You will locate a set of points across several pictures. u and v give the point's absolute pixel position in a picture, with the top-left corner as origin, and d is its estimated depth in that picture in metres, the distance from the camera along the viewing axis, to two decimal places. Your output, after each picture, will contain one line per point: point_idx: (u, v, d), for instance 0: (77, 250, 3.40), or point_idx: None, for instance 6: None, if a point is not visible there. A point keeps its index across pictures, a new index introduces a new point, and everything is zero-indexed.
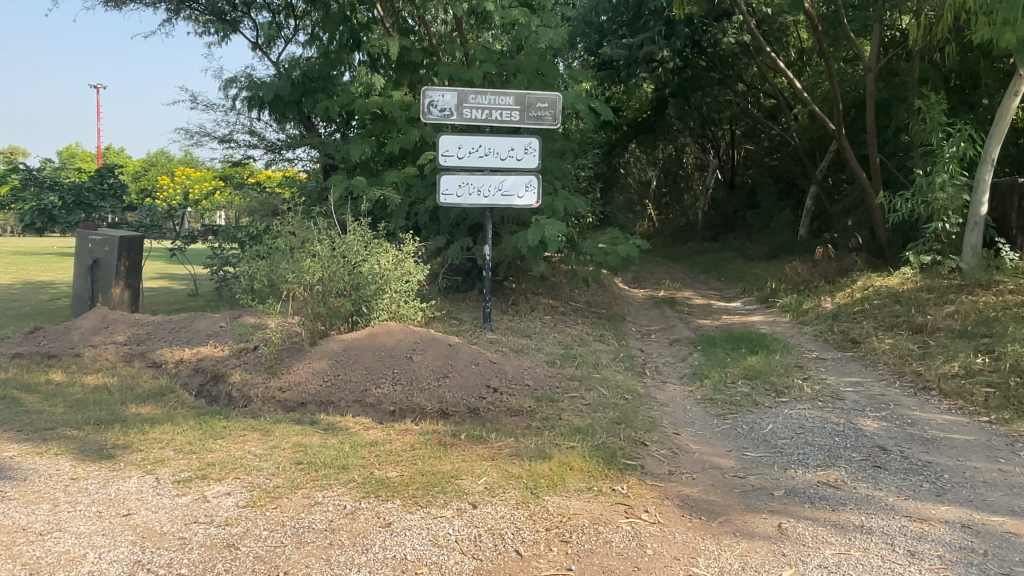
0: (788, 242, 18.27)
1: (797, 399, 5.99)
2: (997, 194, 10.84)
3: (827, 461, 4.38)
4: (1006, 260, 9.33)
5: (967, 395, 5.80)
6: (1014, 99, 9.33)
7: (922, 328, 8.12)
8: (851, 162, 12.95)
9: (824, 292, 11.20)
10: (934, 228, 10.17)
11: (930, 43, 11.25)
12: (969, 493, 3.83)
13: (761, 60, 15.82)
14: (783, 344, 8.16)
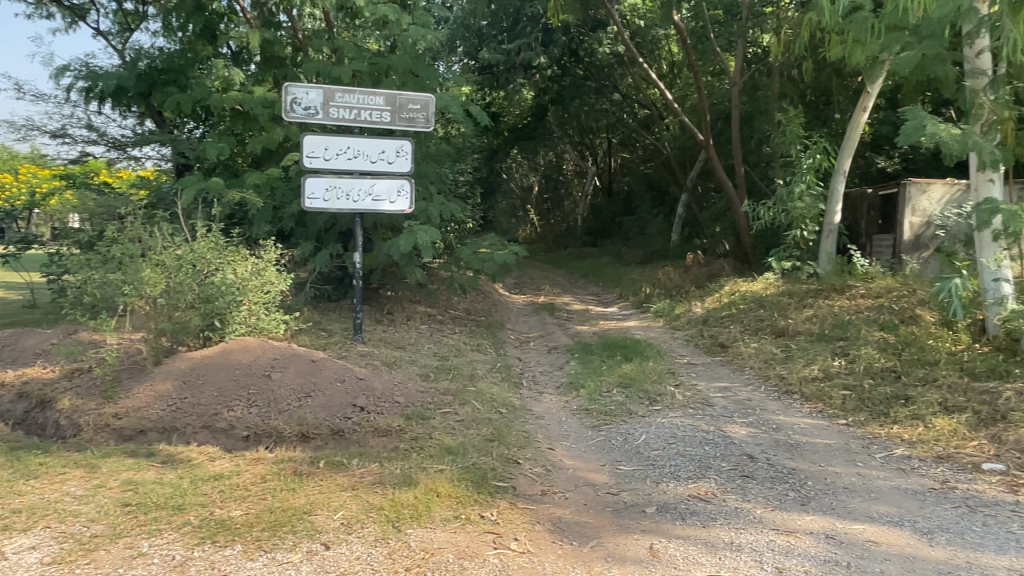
0: (662, 248, 18.90)
1: (670, 407, 6.03)
2: (848, 204, 11.62)
3: (697, 473, 4.40)
4: (856, 266, 9.96)
5: (826, 397, 6.05)
6: (863, 115, 9.99)
7: (784, 332, 8.48)
8: (718, 172, 13.50)
9: (695, 297, 11.56)
10: (794, 235, 10.76)
11: (787, 59, 11.92)
12: (831, 501, 3.91)
13: (635, 71, 16.23)
14: (657, 350, 8.27)
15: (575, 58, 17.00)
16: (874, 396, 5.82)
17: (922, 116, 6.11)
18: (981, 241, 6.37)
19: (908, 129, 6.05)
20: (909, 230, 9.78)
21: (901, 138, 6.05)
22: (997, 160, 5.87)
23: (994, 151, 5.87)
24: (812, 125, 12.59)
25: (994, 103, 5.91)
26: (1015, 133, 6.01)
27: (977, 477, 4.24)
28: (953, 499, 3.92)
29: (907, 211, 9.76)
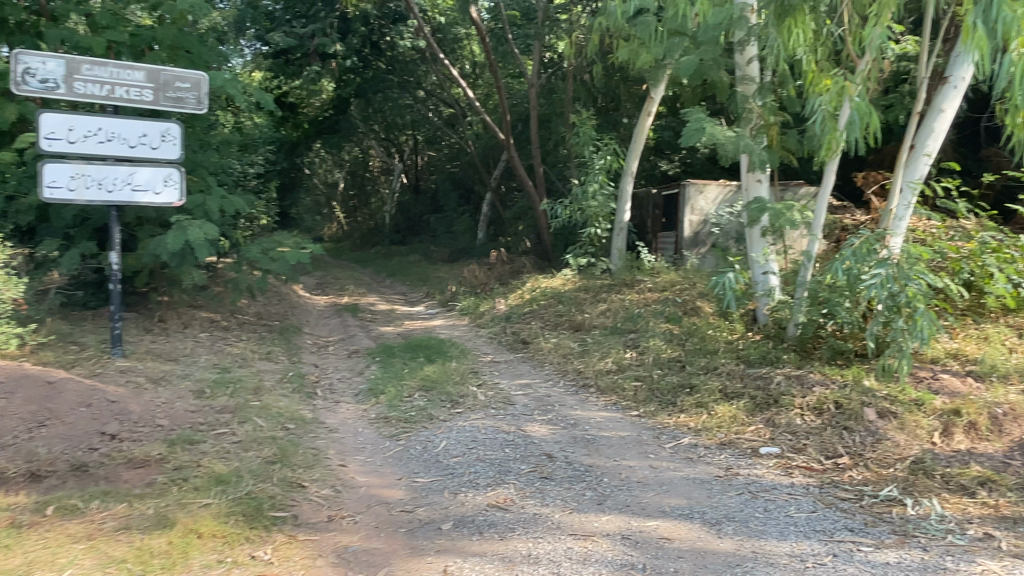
0: (468, 246, 18.95)
1: (471, 409, 5.85)
2: (638, 203, 12.32)
3: (496, 478, 4.24)
4: (645, 262, 10.55)
5: (620, 390, 6.22)
6: (648, 119, 10.60)
7: (581, 327, 8.72)
8: (519, 171, 13.71)
9: (499, 294, 11.60)
10: (590, 233, 11.18)
11: (580, 64, 12.38)
12: (626, 497, 3.93)
13: (438, 68, 16.09)
14: (460, 349, 8.10)
15: (376, 50, 16.35)
16: (664, 386, 6.07)
17: (702, 117, 6.51)
18: (752, 237, 6.91)
19: (691, 130, 6.41)
20: (690, 228, 10.49)
21: (686, 138, 6.39)
22: (765, 161, 6.40)
23: (762, 152, 6.39)
24: (605, 128, 13.21)
25: (762, 109, 6.46)
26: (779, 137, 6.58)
27: (755, 462, 4.50)
28: (737, 486, 4.10)
29: (687, 210, 10.47)
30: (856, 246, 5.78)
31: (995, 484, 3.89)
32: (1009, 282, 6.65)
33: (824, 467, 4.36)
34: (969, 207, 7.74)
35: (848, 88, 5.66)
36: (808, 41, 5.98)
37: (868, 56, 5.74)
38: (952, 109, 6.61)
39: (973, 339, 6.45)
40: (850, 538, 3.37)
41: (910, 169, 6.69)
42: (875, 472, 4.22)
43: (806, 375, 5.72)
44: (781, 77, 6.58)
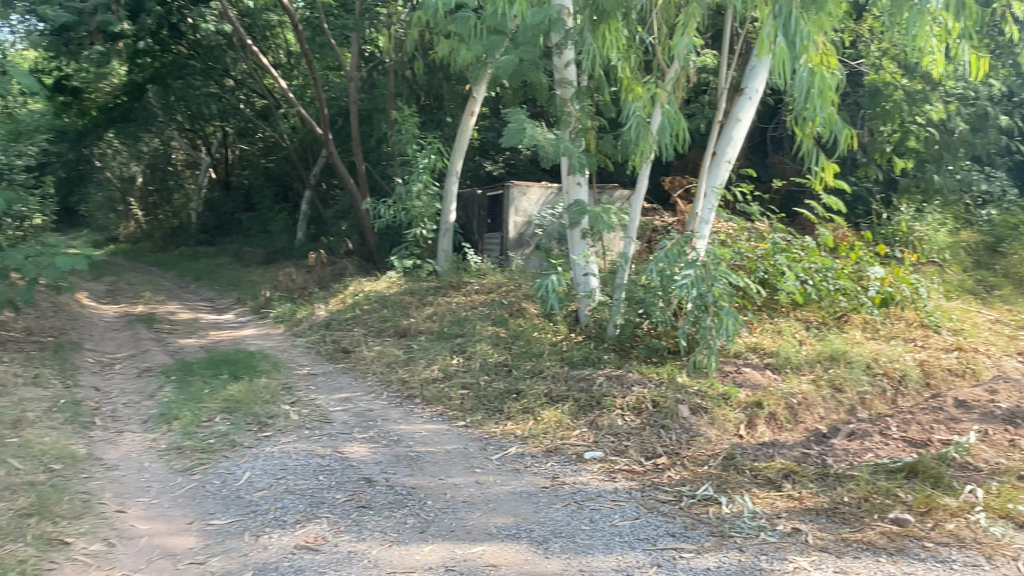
0: (286, 247, 17.82)
1: (282, 431, 5.30)
2: (463, 203, 12.20)
3: (307, 513, 3.83)
4: (471, 263, 10.43)
5: (446, 399, 5.96)
6: (470, 119, 10.49)
7: (406, 332, 8.36)
8: (339, 168, 13.04)
9: (318, 299, 10.92)
10: (414, 234, 10.86)
11: (401, 59, 12.02)
12: (451, 521, 3.67)
13: (248, 57, 14.85)
14: (272, 363, 7.42)
15: (174, 32, 14.93)
16: (490, 393, 5.90)
17: (523, 119, 6.45)
18: (573, 239, 6.97)
19: (513, 131, 6.34)
20: (514, 229, 10.51)
21: (508, 139, 6.31)
22: (583, 165, 6.48)
23: (581, 155, 6.46)
24: (428, 126, 12.92)
25: (579, 113, 6.55)
26: (596, 141, 6.70)
27: (581, 468, 4.43)
28: (563, 496, 4.00)
29: (511, 211, 10.48)
30: (667, 248, 5.99)
31: (797, 475, 4.11)
32: (797, 280, 7.25)
33: (644, 469, 4.38)
34: (761, 211, 8.38)
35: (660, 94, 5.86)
36: (622, 46, 6.12)
37: (677, 64, 5.96)
38: (748, 119, 7.08)
39: (769, 333, 6.97)
40: (672, 545, 3.36)
41: (713, 174, 7.09)
42: (692, 471, 4.31)
43: (626, 375, 5.83)
44: (597, 81, 6.70)
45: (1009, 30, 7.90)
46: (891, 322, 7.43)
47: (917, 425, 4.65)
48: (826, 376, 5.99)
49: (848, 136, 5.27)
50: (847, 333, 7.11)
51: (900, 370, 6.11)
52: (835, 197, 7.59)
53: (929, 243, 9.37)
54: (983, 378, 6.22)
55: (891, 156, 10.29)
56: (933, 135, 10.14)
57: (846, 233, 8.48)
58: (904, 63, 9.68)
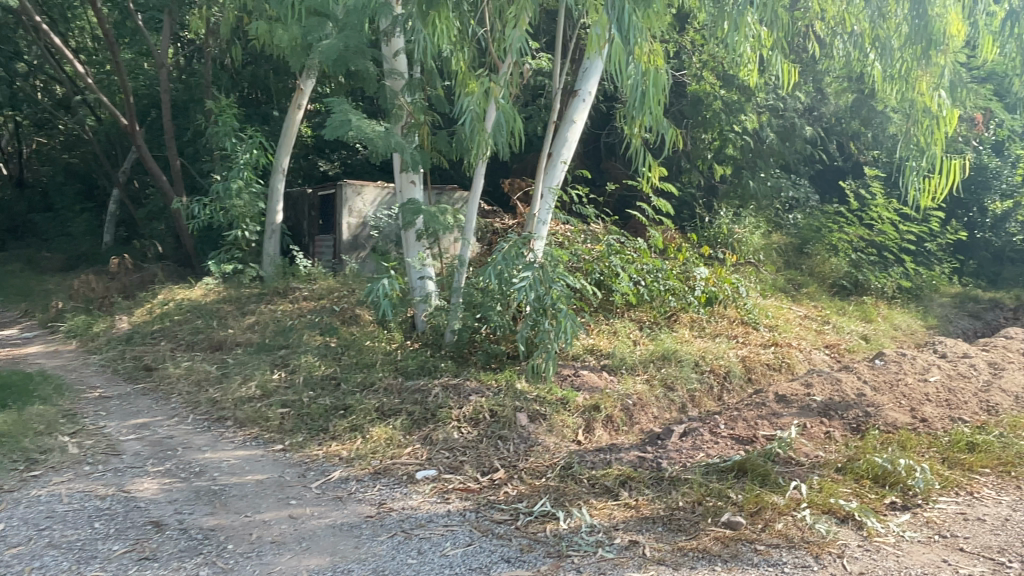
0: (90, 252, 15.79)
1: (55, 469, 4.43)
2: (292, 204, 11.37)
3: (72, 572, 3.14)
4: (299, 268, 9.67)
5: (263, 420, 5.32)
6: (298, 112, 9.77)
7: (221, 346, 7.51)
8: (151, 164, 11.69)
9: (120, 309, 9.63)
10: (235, 235, 9.90)
11: (220, 46, 11.01)
12: (254, 568, 3.14)
13: (38, 36, 12.96)
14: (54, 385, 6.32)
15: None
16: (312, 411, 5.33)
17: (348, 110, 5.90)
18: (408, 241, 6.56)
19: (336, 121, 5.77)
20: (348, 230, 9.88)
21: (331, 130, 5.72)
22: (416, 161, 6.10)
23: (413, 152, 6.07)
24: (252, 120, 11.95)
25: (411, 106, 6.18)
26: (429, 137, 6.36)
27: (411, 490, 4.03)
28: (388, 526, 3.58)
29: (344, 212, 9.84)
30: (505, 250, 5.74)
31: (633, 482, 3.97)
32: (630, 281, 7.32)
33: (480, 487, 4.05)
34: (595, 213, 8.41)
35: (493, 90, 5.58)
36: (453, 37, 5.78)
37: (509, 59, 5.75)
38: (582, 121, 7.04)
39: (605, 334, 6.91)
40: (507, 573, 3.06)
41: (549, 174, 6.96)
42: (529, 485, 4.05)
43: (463, 384, 5.45)
44: (430, 74, 6.32)
45: (812, 46, 8.54)
46: (715, 320, 7.62)
47: (743, 422, 4.70)
48: (658, 375, 6.02)
49: (674, 137, 5.26)
50: (676, 331, 7.21)
51: (725, 366, 6.30)
52: (663, 200, 7.74)
53: (745, 244, 9.98)
54: (797, 371, 6.59)
55: (712, 163, 10.88)
56: (748, 143, 10.83)
57: (674, 236, 8.70)
58: (722, 74, 10.24)
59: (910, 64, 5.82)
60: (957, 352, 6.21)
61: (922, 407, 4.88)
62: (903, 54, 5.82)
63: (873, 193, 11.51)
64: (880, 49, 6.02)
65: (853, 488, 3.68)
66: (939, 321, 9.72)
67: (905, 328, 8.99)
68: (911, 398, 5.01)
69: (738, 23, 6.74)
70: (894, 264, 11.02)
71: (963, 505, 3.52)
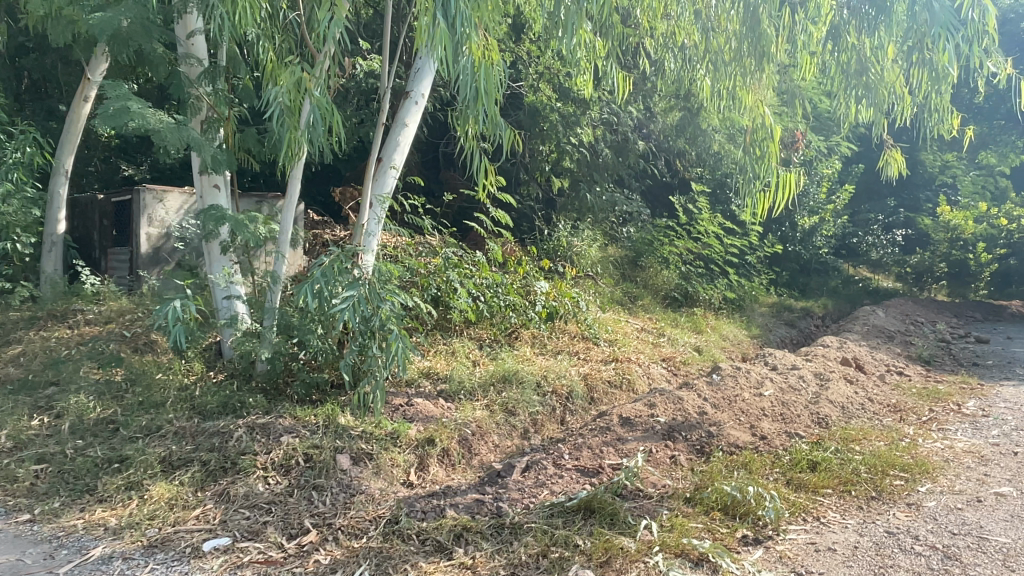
0: None
1: None
2: (81, 212, 9.77)
3: None
4: (85, 286, 8.19)
5: (9, 482, 4.20)
6: (85, 106, 8.39)
7: None
8: None
9: None
10: (2, 248, 8.24)
11: None
12: None
13: None
14: None
15: None
16: (77, 467, 4.28)
17: (128, 96, 4.88)
18: (211, 254, 5.59)
19: (109, 108, 4.73)
20: (147, 242, 8.56)
21: (103, 118, 4.67)
22: (218, 161, 5.20)
23: (213, 151, 5.16)
24: (32, 114, 10.20)
25: (212, 97, 5.29)
26: (235, 134, 5.48)
27: (195, 569, 3.21)
28: None
29: (142, 221, 8.52)
30: (325, 265, 4.85)
31: (470, 534, 3.41)
32: (469, 296, 6.80)
33: (284, 557, 3.32)
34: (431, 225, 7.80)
35: (305, 81, 4.79)
36: (260, 19, 5.01)
37: (329, 48, 5.05)
38: (414, 124, 6.43)
39: (443, 355, 6.30)
40: None
41: (379, 182, 6.26)
42: (346, 548, 3.39)
43: (274, 423, 4.60)
44: (235, 63, 5.47)
45: (640, 62, 8.62)
46: (556, 336, 7.28)
47: (587, 451, 4.27)
48: (498, 400, 5.52)
49: (511, 138, 4.81)
50: (518, 349, 6.75)
51: (567, 386, 5.96)
52: (502, 211, 7.30)
53: (584, 257, 9.87)
54: (638, 388, 6.41)
55: (550, 175, 10.72)
56: (584, 156, 10.82)
57: (513, 248, 8.31)
58: (559, 85, 10.14)
59: (739, 78, 5.81)
60: (786, 364, 6.34)
61: (759, 423, 4.81)
62: (733, 68, 5.81)
63: (700, 208, 11.96)
64: (711, 64, 5.98)
65: (704, 523, 3.39)
66: (761, 331, 10.25)
67: (732, 338, 9.32)
68: (748, 414, 4.94)
69: (575, 29, 6.50)
70: (719, 276, 11.50)
71: (812, 534, 3.33)
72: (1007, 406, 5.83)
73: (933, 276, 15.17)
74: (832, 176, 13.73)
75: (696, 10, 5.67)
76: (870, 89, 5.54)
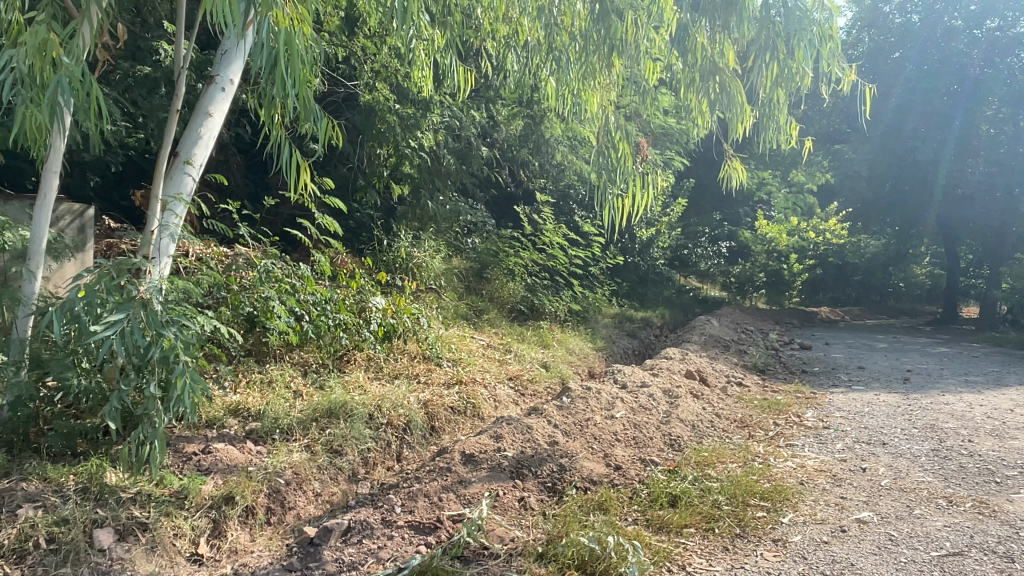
0: None
1: None
2: None
3: None
4: None
5: None
6: None
7: None
8: None
9: None
10: None
11: None
12: None
13: None
14: None
15: None
16: None
17: None
18: None
19: None
20: None
21: None
22: None
23: None
24: None
25: None
26: None
27: None
28: None
29: None
30: (86, 283, 3.78)
31: None
32: (290, 315, 5.89)
33: None
34: (250, 235, 6.82)
35: (53, 45, 3.67)
36: None
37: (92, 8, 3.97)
38: (219, 116, 5.39)
39: (257, 387, 5.35)
40: None
41: (173, 180, 5.11)
42: None
43: (12, 490, 3.51)
44: None
45: (482, 64, 8.11)
46: (394, 358, 6.54)
47: (424, 501, 3.57)
48: (320, 439, 4.70)
49: (326, 128, 3.92)
50: (348, 375, 5.92)
51: (405, 416, 5.25)
52: (329, 216, 6.41)
53: (426, 269, 9.19)
54: (483, 414, 5.83)
55: (388, 181, 9.95)
56: (424, 161, 9.99)
57: (344, 259, 7.42)
58: (398, 84, 9.44)
59: (586, 79, 5.43)
60: (635, 381, 6.05)
61: (613, 451, 4.40)
62: (578, 68, 5.42)
63: (544, 219, 11.70)
64: (555, 61, 5.54)
65: None
66: (605, 343, 10.13)
67: (578, 352, 9.08)
68: (601, 441, 4.51)
69: (411, 15, 5.83)
70: (564, 288, 11.29)
71: None
72: (842, 415, 5.90)
73: (754, 284, 16.13)
74: (668, 189, 14.03)
75: (538, 6, 5.28)
76: (726, 93, 5.34)
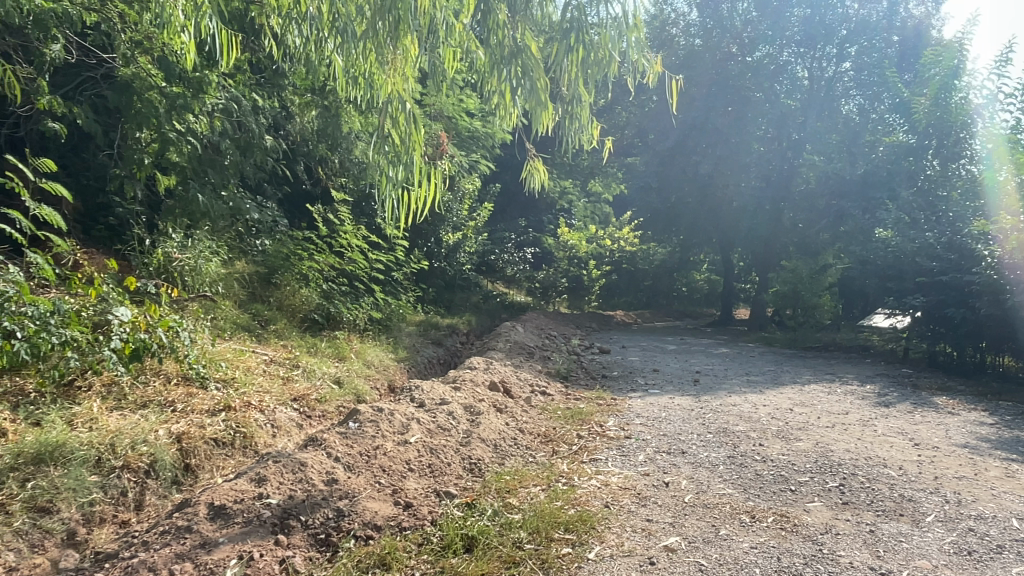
0: None
1: None
2: None
3: None
4: None
5: None
6: None
7: None
8: None
9: None
10: None
11: None
12: None
13: None
14: None
15: None
16: None
17: None
18: None
19: None
20: None
21: None
22: None
23: None
24: None
25: None
26: None
27: None
28: None
29: None
30: None
31: None
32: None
33: None
34: None
35: None
36: None
37: None
38: None
39: None
40: None
41: None
42: None
43: None
44: None
45: (265, 41, 7.09)
46: (144, 383, 5.41)
47: None
48: (19, 496, 3.58)
49: None
50: (76, 406, 4.71)
51: (147, 455, 4.24)
52: (53, 209, 5.14)
53: (198, 274, 7.96)
54: (256, 446, 4.95)
55: (152, 171, 8.50)
56: (198, 150, 8.68)
57: (81, 261, 6.05)
58: (162, 59, 8.11)
59: (371, 59, 4.63)
60: (433, 398, 5.49)
61: (402, 484, 3.81)
62: (363, 46, 4.62)
63: (341, 219, 10.78)
64: (339, 35, 4.72)
65: None
66: (407, 353, 9.50)
67: (377, 365, 8.37)
68: (390, 474, 3.89)
69: None
70: (364, 294, 10.50)
71: None
72: (642, 423, 5.81)
73: (557, 290, 16.40)
74: (473, 193, 13.72)
75: None
76: (528, 74, 4.78)
